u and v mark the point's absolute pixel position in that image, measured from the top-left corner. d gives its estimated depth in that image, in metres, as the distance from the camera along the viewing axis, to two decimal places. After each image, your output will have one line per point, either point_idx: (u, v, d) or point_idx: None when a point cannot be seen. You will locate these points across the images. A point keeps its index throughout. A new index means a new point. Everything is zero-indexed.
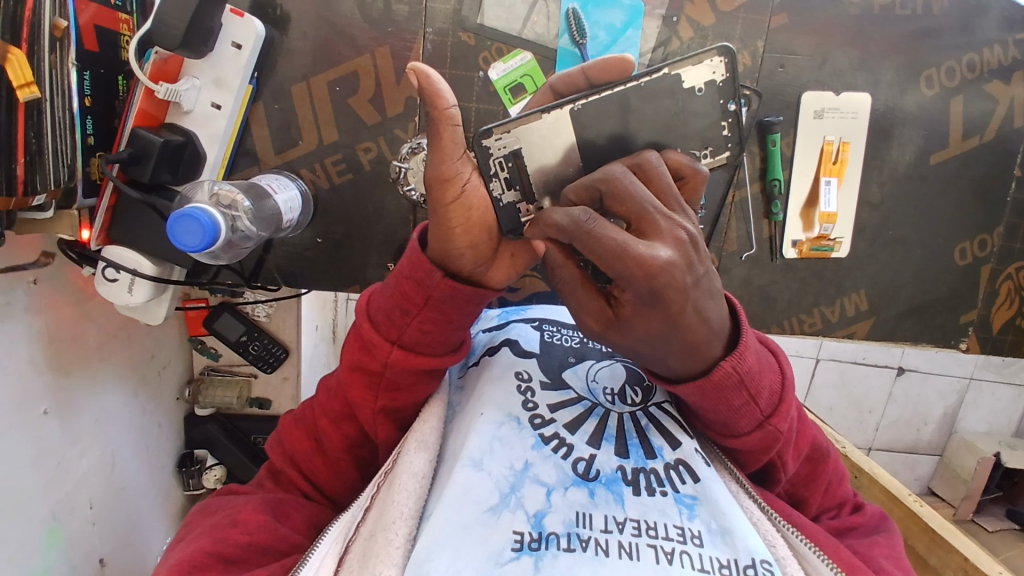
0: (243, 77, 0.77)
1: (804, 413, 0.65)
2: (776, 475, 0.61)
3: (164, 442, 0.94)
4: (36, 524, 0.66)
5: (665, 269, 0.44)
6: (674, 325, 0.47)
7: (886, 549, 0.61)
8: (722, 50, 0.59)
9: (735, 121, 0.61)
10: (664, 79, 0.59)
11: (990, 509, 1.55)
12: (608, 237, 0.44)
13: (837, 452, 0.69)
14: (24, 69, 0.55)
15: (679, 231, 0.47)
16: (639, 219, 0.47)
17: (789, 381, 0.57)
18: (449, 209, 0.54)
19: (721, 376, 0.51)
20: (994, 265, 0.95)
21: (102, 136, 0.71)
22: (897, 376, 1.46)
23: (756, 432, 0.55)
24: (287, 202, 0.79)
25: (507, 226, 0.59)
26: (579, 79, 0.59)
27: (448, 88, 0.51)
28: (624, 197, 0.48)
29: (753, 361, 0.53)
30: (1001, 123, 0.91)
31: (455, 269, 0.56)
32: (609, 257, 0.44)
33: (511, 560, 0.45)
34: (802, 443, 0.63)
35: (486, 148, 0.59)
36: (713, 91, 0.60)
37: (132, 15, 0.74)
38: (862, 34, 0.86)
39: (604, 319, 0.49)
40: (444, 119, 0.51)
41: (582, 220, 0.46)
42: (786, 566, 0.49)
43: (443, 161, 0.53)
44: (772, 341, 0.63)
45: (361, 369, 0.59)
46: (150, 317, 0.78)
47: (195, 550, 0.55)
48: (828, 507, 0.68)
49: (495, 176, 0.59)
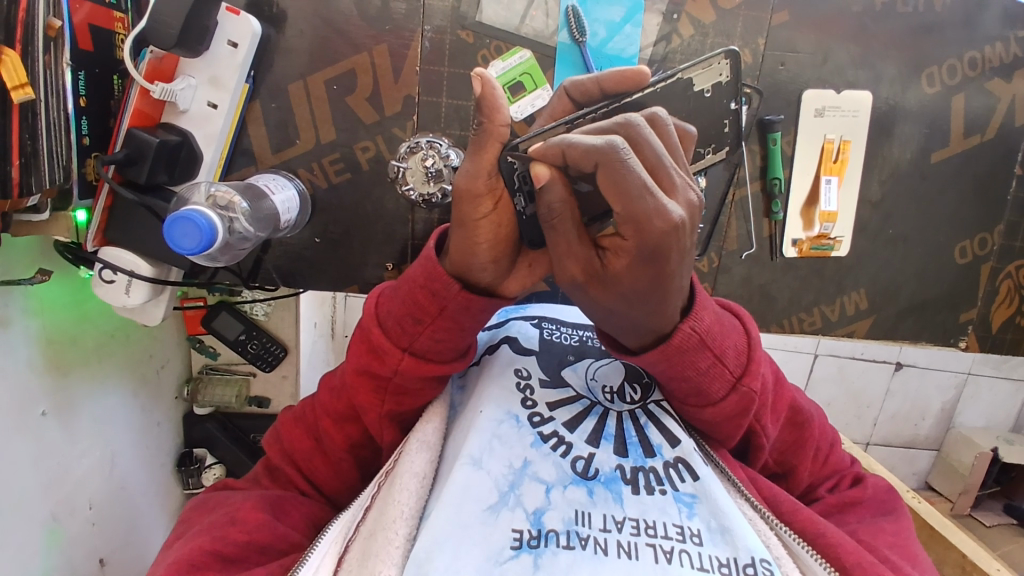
0: (241, 75, 0.76)
1: (782, 377, 0.66)
2: (759, 444, 0.62)
3: (164, 441, 0.94)
4: (35, 525, 0.66)
5: (677, 227, 0.43)
6: (660, 286, 0.47)
7: (891, 536, 0.60)
8: (728, 53, 0.62)
9: (734, 120, 0.64)
10: (679, 83, 0.60)
11: (987, 504, 1.57)
12: (638, 176, 0.42)
13: (823, 419, 0.69)
14: (19, 70, 0.54)
15: (691, 193, 0.45)
16: (654, 171, 0.44)
17: (754, 341, 0.58)
18: (478, 224, 0.52)
19: (682, 338, 0.52)
20: (993, 263, 0.95)
21: (98, 137, 0.71)
22: (895, 371, 1.46)
23: (731, 396, 0.55)
24: (286, 202, 0.79)
25: (528, 238, 0.56)
26: (593, 89, 0.58)
27: (507, 106, 0.50)
28: (642, 143, 0.44)
29: (710, 320, 0.53)
30: (1002, 121, 0.91)
31: (474, 282, 0.54)
32: (632, 198, 0.43)
33: (511, 559, 0.46)
34: (778, 406, 0.64)
35: (509, 164, 0.53)
36: (720, 92, 0.63)
37: (127, 13, 0.73)
38: (864, 32, 0.85)
39: (587, 271, 0.49)
40: (496, 135, 0.50)
41: (619, 149, 0.42)
42: (783, 566, 0.50)
43: (479, 175, 0.51)
44: (735, 305, 0.64)
45: (367, 372, 0.58)
46: (147, 318, 0.77)
47: (194, 549, 0.55)
48: (827, 479, 0.69)
49: (519, 190, 0.54)
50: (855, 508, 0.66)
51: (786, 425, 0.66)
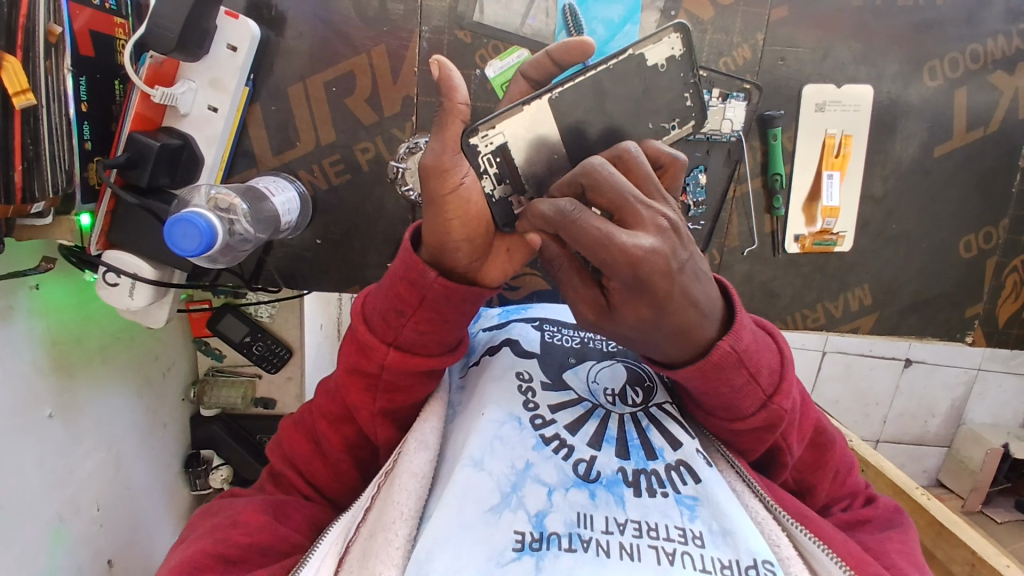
0: (241, 78, 0.77)
1: (809, 397, 0.65)
2: (782, 460, 0.61)
3: (170, 442, 0.95)
4: (42, 526, 0.67)
5: (649, 257, 0.44)
6: (663, 310, 0.46)
7: (899, 544, 0.60)
8: (678, 26, 0.59)
9: (696, 92, 0.61)
10: (630, 59, 0.58)
11: (998, 501, 1.55)
12: (591, 227, 0.44)
13: (843, 441, 0.69)
14: (19, 75, 0.54)
15: (660, 219, 0.46)
16: (619, 209, 0.46)
17: (787, 361, 0.57)
18: (447, 200, 0.52)
19: (721, 356, 0.51)
20: (999, 258, 0.94)
21: (100, 141, 0.71)
22: (904, 368, 1.44)
23: (761, 413, 0.55)
24: (286, 203, 0.79)
25: (501, 220, 0.57)
26: (546, 62, 0.57)
27: (464, 84, 0.52)
28: (604, 187, 0.47)
29: (749, 339, 0.53)
30: (1005, 114, 0.90)
31: (449, 264, 0.54)
32: (593, 247, 0.44)
33: (512, 561, 0.45)
34: (805, 426, 0.63)
35: (473, 146, 0.55)
36: (674, 66, 0.60)
37: (128, 18, 0.74)
38: (865, 27, 0.85)
39: (597, 308, 0.49)
40: (455, 113, 0.52)
41: (567, 212, 0.46)
42: (790, 567, 0.49)
43: (444, 152, 0.52)
44: (770, 322, 0.63)
45: (358, 370, 0.58)
46: (151, 319, 0.78)
47: (196, 552, 0.55)
48: (839, 498, 0.68)
49: (485, 172, 0.56)
50: (865, 526, 0.65)
51: (807, 444, 0.66)
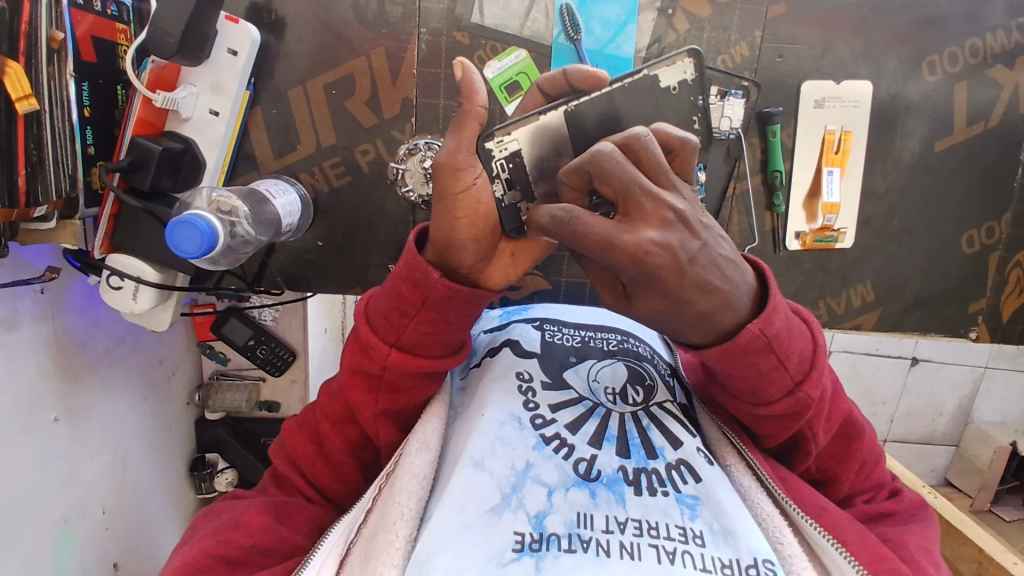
0: (242, 82, 0.77)
1: (839, 386, 0.64)
2: (806, 448, 0.61)
3: (175, 445, 0.95)
4: (48, 528, 0.67)
5: (653, 252, 0.44)
6: (677, 301, 0.47)
7: (919, 539, 0.59)
8: (691, 52, 0.61)
9: (704, 116, 0.63)
10: (644, 80, 0.61)
11: (1007, 500, 1.53)
12: (593, 229, 0.45)
13: (873, 434, 0.67)
14: (22, 81, 0.55)
15: (666, 212, 0.46)
16: (625, 201, 0.47)
17: (822, 349, 0.55)
18: (457, 198, 0.53)
19: (750, 339, 0.50)
20: (1002, 253, 0.93)
21: (103, 146, 0.72)
22: (911, 367, 1.43)
23: (787, 399, 0.54)
24: (286, 207, 0.80)
25: (509, 224, 0.58)
26: (562, 82, 0.58)
27: (484, 87, 0.52)
28: (612, 177, 0.47)
29: (781, 324, 0.52)
30: (1006, 109, 0.89)
31: (454, 263, 0.54)
32: (596, 249, 0.45)
33: (512, 561, 0.45)
34: (833, 416, 0.62)
35: (488, 150, 0.58)
36: (685, 90, 0.62)
37: (130, 24, 0.74)
38: (863, 22, 0.85)
39: (615, 292, 0.50)
40: (472, 116, 0.52)
41: (563, 220, 0.46)
42: (792, 565, 0.49)
43: (458, 150, 0.52)
44: (806, 310, 0.59)
45: (361, 371, 0.58)
46: (154, 323, 0.79)
47: (198, 551, 0.57)
48: (863, 490, 0.68)
49: (496, 177, 0.58)
50: (888, 519, 0.64)
51: (834, 436, 0.65)
